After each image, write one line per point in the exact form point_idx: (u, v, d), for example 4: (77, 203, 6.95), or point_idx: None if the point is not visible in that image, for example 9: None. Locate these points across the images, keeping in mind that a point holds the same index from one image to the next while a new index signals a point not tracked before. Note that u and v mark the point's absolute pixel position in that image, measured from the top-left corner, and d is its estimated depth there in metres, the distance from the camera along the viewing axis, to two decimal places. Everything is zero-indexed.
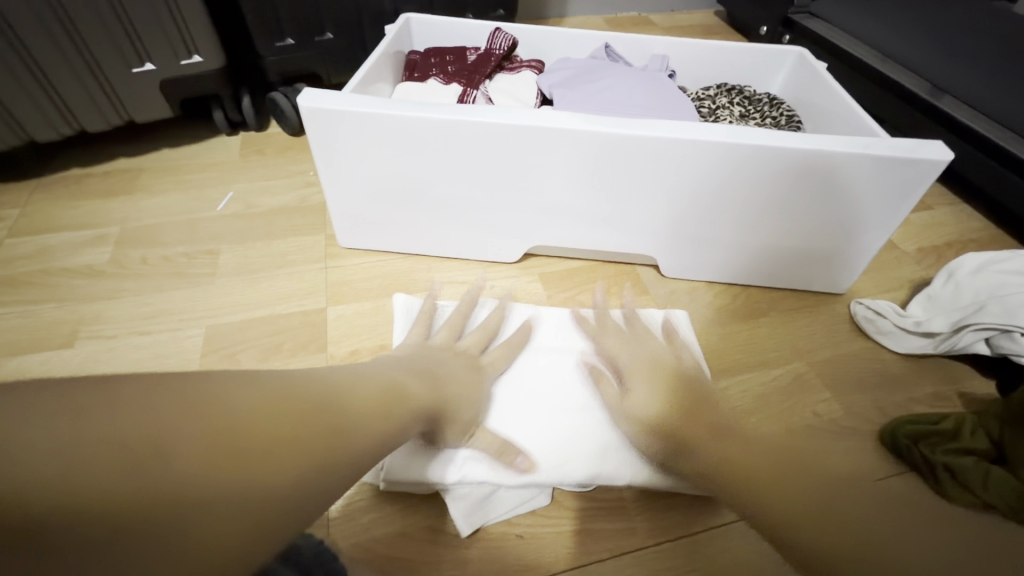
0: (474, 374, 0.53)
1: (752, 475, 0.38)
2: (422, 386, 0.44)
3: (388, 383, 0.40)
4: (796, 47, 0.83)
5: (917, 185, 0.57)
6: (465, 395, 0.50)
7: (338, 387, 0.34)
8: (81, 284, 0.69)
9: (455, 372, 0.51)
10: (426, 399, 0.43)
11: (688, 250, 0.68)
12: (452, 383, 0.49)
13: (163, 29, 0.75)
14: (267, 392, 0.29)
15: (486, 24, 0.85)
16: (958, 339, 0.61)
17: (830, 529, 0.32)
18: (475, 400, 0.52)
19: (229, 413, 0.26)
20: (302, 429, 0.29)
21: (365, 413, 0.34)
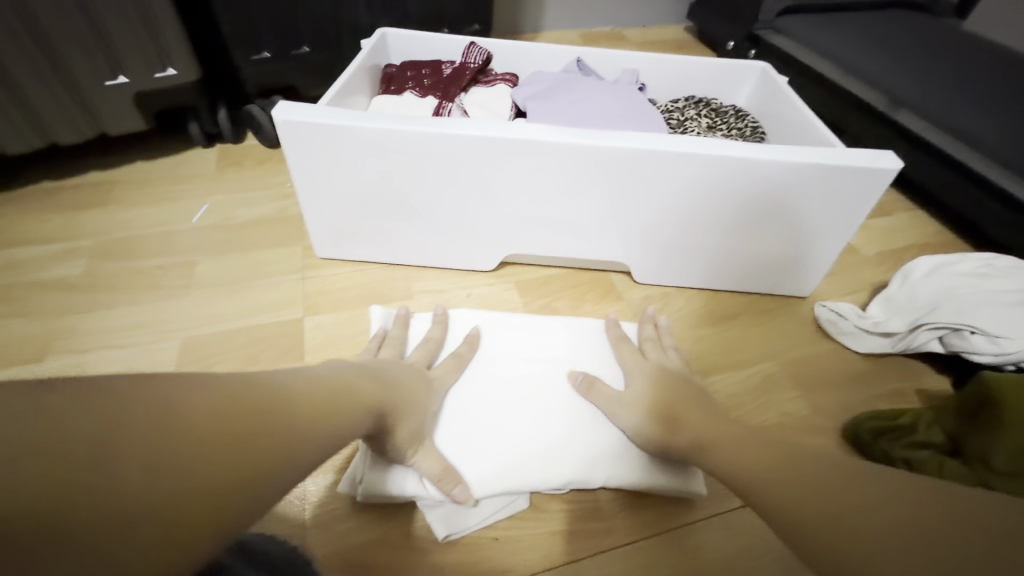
0: (425, 385, 0.53)
1: (751, 460, 0.40)
2: (375, 388, 0.44)
3: (342, 382, 0.40)
4: (759, 62, 0.87)
5: (872, 192, 0.59)
6: (420, 401, 0.50)
7: (289, 385, 0.35)
8: (52, 298, 0.68)
9: (406, 381, 0.50)
10: (381, 399, 0.43)
11: (660, 258, 0.70)
12: (406, 389, 0.49)
13: (135, 41, 0.75)
14: (210, 388, 0.29)
15: (461, 39, 0.87)
16: (914, 338, 0.64)
17: (833, 497, 0.33)
18: (425, 409, 0.51)
19: (165, 409, 0.26)
20: (246, 427, 0.29)
21: (314, 411, 0.34)
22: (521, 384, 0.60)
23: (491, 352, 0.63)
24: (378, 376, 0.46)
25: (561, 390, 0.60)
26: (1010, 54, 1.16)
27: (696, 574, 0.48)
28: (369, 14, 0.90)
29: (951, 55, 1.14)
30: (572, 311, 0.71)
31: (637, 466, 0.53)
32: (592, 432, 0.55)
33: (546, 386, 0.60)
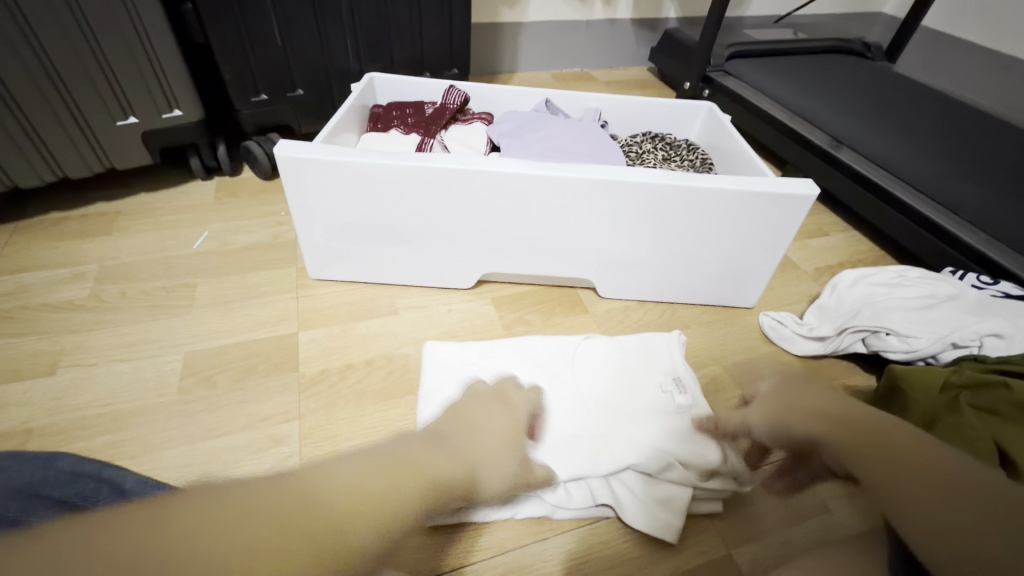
0: (513, 413, 0.56)
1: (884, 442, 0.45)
2: (441, 461, 0.43)
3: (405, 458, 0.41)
4: (706, 102, 0.98)
5: (797, 215, 0.69)
6: (484, 431, 0.51)
7: (341, 478, 0.36)
8: (61, 318, 0.73)
9: (485, 411, 0.54)
10: (444, 477, 0.42)
11: (622, 275, 0.79)
12: (480, 439, 0.49)
13: (147, 86, 0.84)
14: (324, 485, 0.35)
15: (441, 83, 0.97)
16: (841, 341, 0.73)
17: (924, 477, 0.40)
18: (500, 439, 0.51)
19: (297, 512, 0.32)
20: (277, 519, 0.31)
21: (356, 505, 0.35)
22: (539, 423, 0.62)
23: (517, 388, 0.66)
24: (460, 418, 0.52)
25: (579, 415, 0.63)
26: (930, 94, 1.32)
27: (650, 545, 0.55)
28: (358, 61, 1.00)
29: (880, 96, 1.29)
30: (543, 323, 0.79)
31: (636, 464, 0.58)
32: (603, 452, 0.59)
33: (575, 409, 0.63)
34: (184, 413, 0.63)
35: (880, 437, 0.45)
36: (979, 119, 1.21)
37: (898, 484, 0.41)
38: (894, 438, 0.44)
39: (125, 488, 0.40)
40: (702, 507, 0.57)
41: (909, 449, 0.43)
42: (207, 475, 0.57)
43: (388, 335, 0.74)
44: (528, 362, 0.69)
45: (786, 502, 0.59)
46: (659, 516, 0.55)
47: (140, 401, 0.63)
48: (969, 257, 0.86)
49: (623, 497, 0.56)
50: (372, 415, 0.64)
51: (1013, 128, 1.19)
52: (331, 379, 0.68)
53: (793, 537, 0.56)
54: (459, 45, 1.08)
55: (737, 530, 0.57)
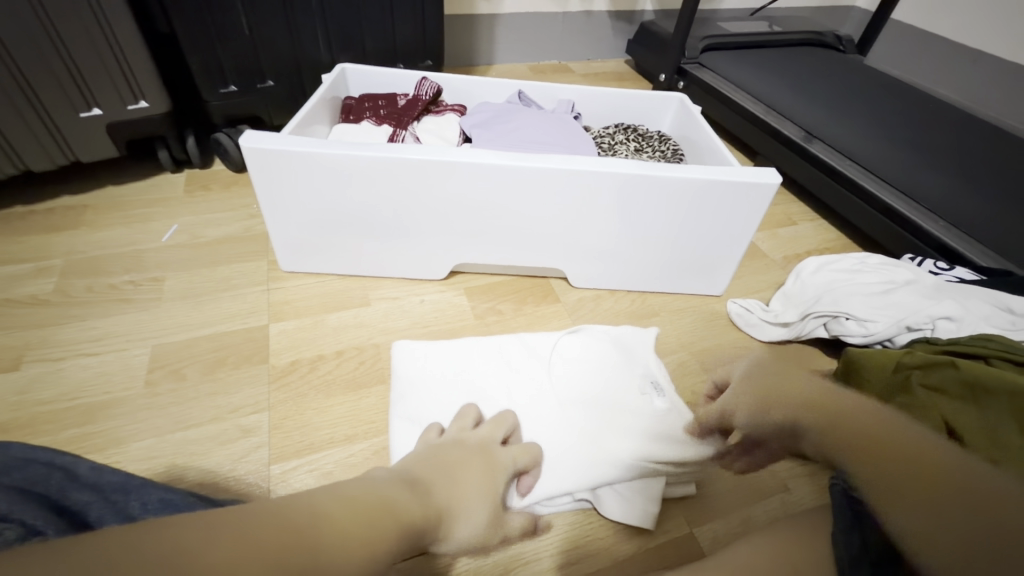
0: (493, 468, 0.51)
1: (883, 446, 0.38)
2: (414, 500, 0.40)
3: (375, 492, 0.38)
4: (677, 94, 0.99)
5: (761, 204, 0.71)
6: (461, 481, 0.47)
7: (322, 504, 0.32)
8: (25, 313, 0.71)
9: (465, 465, 0.49)
10: (414, 513, 0.38)
11: (592, 263, 0.80)
12: (453, 488, 0.46)
13: (110, 77, 0.82)
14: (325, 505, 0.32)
15: (414, 74, 0.97)
16: (805, 325, 0.75)
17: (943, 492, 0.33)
18: (472, 492, 0.48)
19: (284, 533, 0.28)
20: (259, 541, 0.27)
21: (338, 525, 0.31)
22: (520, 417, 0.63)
23: (501, 391, 0.66)
24: (436, 469, 0.47)
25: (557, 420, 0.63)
26: (897, 86, 1.35)
27: (615, 527, 0.56)
28: (329, 52, 1.00)
29: (849, 88, 1.31)
30: (515, 312, 0.80)
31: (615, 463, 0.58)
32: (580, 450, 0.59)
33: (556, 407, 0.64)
34: (150, 406, 0.62)
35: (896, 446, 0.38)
36: (943, 111, 1.24)
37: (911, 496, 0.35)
38: (911, 450, 0.37)
39: (82, 476, 0.40)
40: (674, 493, 0.59)
41: (924, 455, 0.36)
42: (176, 466, 0.57)
43: (360, 326, 0.75)
44: (498, 357, 0.70)
45: (747, 482, 0.61)
46: (634, 505, 0.56)
47: (106, 395, 0.63)
48: (929, 244, 0.89)
49: (601, 491, 0.57)
50: (343, 404, 0.64)
51: (974, 119, 1.22)
52: (302, 370, 0.68)
53: (753, 515, 0.58)
54: (432, 35, 1.08)
55: (700, 509, 0.58)
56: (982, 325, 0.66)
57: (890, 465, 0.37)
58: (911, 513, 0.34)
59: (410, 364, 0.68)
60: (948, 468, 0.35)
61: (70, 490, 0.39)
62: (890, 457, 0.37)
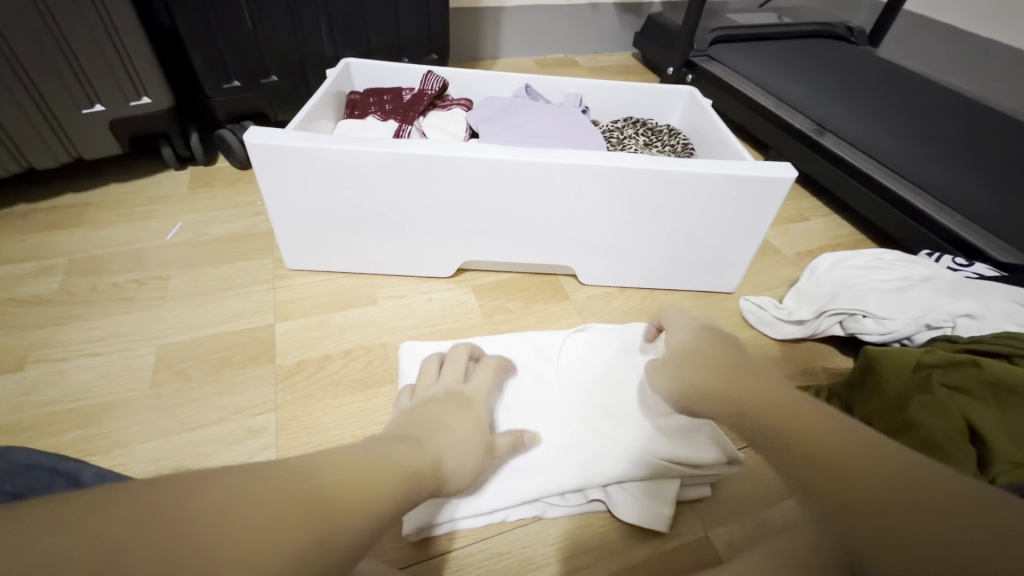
0: (475, 411, 0.51)
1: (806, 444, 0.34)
2: (415, 451, 0.39)
3: (379, 450, 0.37)
4: (687, 87, 0.97)
5: (775, 198, 0.69)
6: (451, 425, 0.47)
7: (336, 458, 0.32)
8: (29, 312, 0.71)
9: (446, 410, 0.49)
10: (418, 465, 0.38)
11: (601, 259, 0.79)
12: (450, 434, 0.45)
13: (112, 72, 0.81)
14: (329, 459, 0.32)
15: (419, 68, 0.95)
16: (820, 323, 0.73)
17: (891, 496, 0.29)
18: (477, 434, 0.48)
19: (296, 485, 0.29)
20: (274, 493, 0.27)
21: (354, 475, 0.32)
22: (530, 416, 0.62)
23: (511, 389, 0.64)
24: (423, 418, 0.46)
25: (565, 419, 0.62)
26: (911, 78, 1.32)
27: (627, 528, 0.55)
28: (333, 46, 0.98)
29: (861, 80, 1.29)
30: (523, 310, 0.79)
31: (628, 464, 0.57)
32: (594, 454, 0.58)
33: (567, 408, 0.63)
34: (156, 407, 0.62)
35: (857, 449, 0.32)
36: (958, 103, 1.22)
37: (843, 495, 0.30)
38: (859, 447, 0.32)
39: (84, 482, 0.39)
40: (688, 494, 0.58)
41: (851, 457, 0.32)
42: (181, 468, 0.56)
43: (367, 325, 0.74)
44: (507, 357, 0.68)
45: (760, 484, 0.60)
46: (649, 508, 0.55)
47: (111, 396, 0.62)
48: (946, 240, 0.87)
49: (614, 491, 0.56)
50: (351, 405, 0.63)
51: (990, 111, 1.20)
52: (308, 370, 0.67)
53: (769, 517, 0.57)
54: (437, 28, 1.06)
55: (713, 512, 0.57)
56: (1004, 323, 0.65)
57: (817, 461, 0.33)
58: (875, 491, 0.29)
59: (418, 363, 0.66)
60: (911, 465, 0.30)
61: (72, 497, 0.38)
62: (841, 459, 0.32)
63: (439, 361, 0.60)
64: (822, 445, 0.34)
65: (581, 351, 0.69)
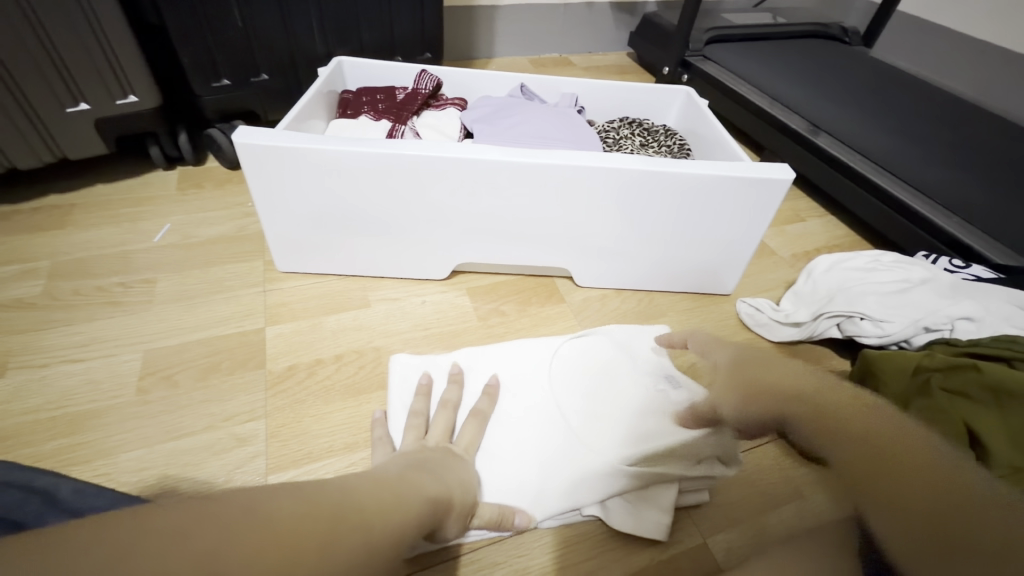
0: (464, 465, 0.53)
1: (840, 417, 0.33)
2: (432, 480, 0.44)
3: (399, 478, 0.40)
4: (683, 87, 0.97)
5: (772, 200, 0.68)
6: (444, 471, 0.48)
7: (356, 481, 0.35)
8: (10, 317, 0.69)
9: (443, 462, 0.50)
10: (434, 492, 0.42)
11: (597, 261, 0.78)
12: (449, 479, 0.47)
13: (96, 70, 0.79)
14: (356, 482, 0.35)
15: (412, 67, 0.94)
16: (817, 326, 0.72)
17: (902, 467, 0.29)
18: (471, 485, 0.51)
19: (335, 493, 0.31)
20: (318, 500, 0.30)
21: (384, 501, 0.34)
22: (524, 428, 0.61)
23: (506, 399, 0.63)
24: (420, 464, 0.47)
25: (557, 429, 0.61)
26: (906, 79, 1.32)
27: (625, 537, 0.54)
28: (325, 44, 0.96)
29: (856, 81, 1.29)
30: (518, 313, 0.78)
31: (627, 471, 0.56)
32: (586, 462, 0.57)
33: (562, 417, 0.61)
34: (142, 414, 0.60)
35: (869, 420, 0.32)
36: (953, 104, 1.22)
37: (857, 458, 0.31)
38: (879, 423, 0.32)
39: (61, 499, 0.38)
40: (687, 501, 0.57)
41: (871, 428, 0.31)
42: (168, 478, 0.55)
43: (359, 328, 0.72)
44: (502, 364, 0.67)
45: (758, 490, 0.59)
46: (648, 516, 0.54)
47: (96, 403, 0.60)
48: (943, 242, 0.86)
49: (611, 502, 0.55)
50: (343, 411, 0.62)
51: (986, 112, 1.20)
52: (299, 375, 0.65)
53: (768, 523, 0.56)
54: (431, 27, 1.05)
55: (713, 519, 0.56)
56: (1003, 326, 0.64)
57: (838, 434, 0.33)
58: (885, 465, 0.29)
59: (411, 369, 0.65)
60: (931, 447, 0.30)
61: (51, 513, 0.37)
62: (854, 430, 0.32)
63: (426, 406, 0.60)
64: (864, 435, 0.31)
65: (576, 359, 0.68)
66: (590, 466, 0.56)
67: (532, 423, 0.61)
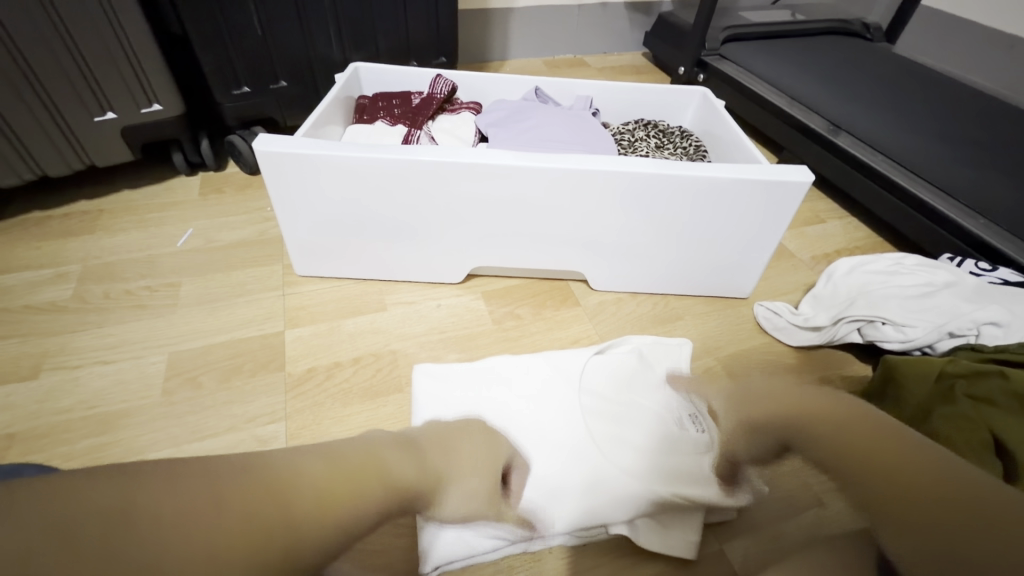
0: (492, 448, 0.52)
1: (868, 449, 0.39)
2: (409, 467, 0.42)
3: (371, 458, 0.39)
4: (700, 88, 0.96)
5: (790, 203, 0.67)
6: (465, 450, 0.49)
7: (332, 456, 0.36)
8: (43, 320, 0.71)
9: (468, 441, 0.51)
10: (409, 480, 0.41)
11: (613, 265, 0.77)
12: (460, 463, 0.48)
13: (122, 79, 0.81)
14: (333, 452, 0.37)
15: (427, 72, 0.95)
16: (837, 330, 0.71)
17: (922, 481, 0.35)
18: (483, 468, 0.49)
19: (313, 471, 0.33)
20: (290, 481, 0.31)
21: (362, 473, 0.36)
22: (544, 446, 0.60)
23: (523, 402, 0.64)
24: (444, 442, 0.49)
25: (575, 438, 0.61)
26: (929, 76, 1.29)
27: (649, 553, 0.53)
28: (341, 50, 0.98)
29: (878, 78, 1.26)
30: (534, 317, 0.78)
31: (650, 484, 0.55)
32: (604, 471, 0.57)
33: (582, 429, 0.62)
34: (167, 415, 0.62)
35: (888, 447, 0.39)
36: (979, 101, 1.18)
37: (880, 483, 0.37)
38: (889, 450, 0.38)
39: None
40: (712, 518, 0.56)
41: (900, 455, 0.38)
42: None
43: (376, 331, 0.73)
44: (517, 370, 0.68)
45: (779, 497, 0.58)
46: (675, 535, 0.54)
47: (124, 403, 0.62)
48: (970, 244, 0.84)
49: (637, 521, 0.54)
50: (361, 413, 0.63)
51: (1015, 109, 1.16)
52: (319, 378, 0.67)
53: (787, 530, 0.56)
54: (445, 31, 1.05)
55: (737, 531, 0.56)
56: None
57: (863, 461, 0.39)
58: (913, 486, 0.35)
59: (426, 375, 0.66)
60: (932, 460, 0.36)
61: None
62: (880, 467, 0.37)
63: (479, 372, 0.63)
64: (897, 463, 0.37)
65: (596, 371, 0.68)
66: (611, 476, 0.56)
67: (554, 433, 0.61)
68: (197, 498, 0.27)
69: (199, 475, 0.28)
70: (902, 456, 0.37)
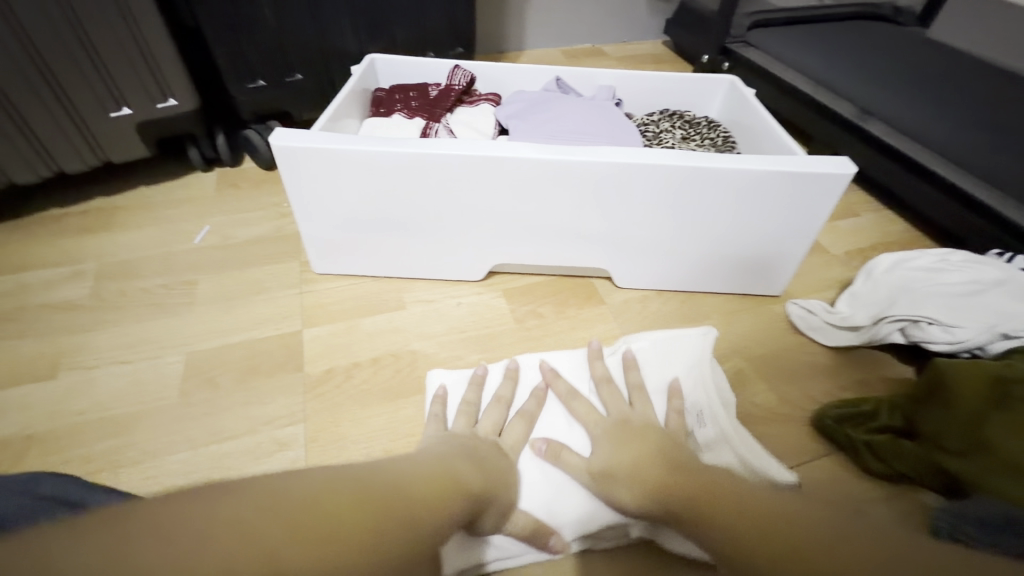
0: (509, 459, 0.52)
1: (767, 518, 0.35)
2: (474, 473, 0.44)
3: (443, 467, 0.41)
4: (728, 76, 0.92)
5: (830, 196, 0.64)
6: (503, 467, 0.50)
7: (397, 472, 0.36)
8: (61, 319, 0.71)
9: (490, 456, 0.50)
10: (475, 485, 0.42)
11: (639, 261, 0.75)
12: (505, 481, 0.50)
13: (137, 74, 0.80)
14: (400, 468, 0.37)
15: (445, 63, 0.92)
16: (878, 330, 0.67)
17: (842, 543, 0.31)
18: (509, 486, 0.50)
19: (385, 487, 0.33)
20: (349, 503, 0.29)
21: (435, 488, 0.37)
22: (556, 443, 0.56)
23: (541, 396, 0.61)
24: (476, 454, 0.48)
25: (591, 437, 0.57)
26: (969, 61, 1.23)
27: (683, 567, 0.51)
28: (357, 42, 0.95)
29: (914, 64, 1.20)
30: (557, 316, 0.75)
31: None
32: None
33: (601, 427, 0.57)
34: (184, 417, 0.61)
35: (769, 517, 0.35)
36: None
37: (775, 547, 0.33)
38: (771, 515, 0.35)
39: None
40: None
41: (787, 521, 0.34)
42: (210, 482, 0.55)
43: (395, 331, 0.71)
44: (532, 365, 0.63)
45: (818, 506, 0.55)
46: None
47: (141, 404, 0.61)
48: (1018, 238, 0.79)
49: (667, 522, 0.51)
50: (381, 416, 0.61)
51: None
52: (337, 379, 0.65)
53: None
54: (463, 21, 1.02)
55: None
56: None
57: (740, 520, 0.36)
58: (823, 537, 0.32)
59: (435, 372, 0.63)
60: (851, 525, 0.32)
61: None
62: (766, 528, 0.34)
63: (477, 396, 0.59)
64: (785, 526, 0.34)
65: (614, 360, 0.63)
66: None
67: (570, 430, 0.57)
68: (235, 529, 0.24)
69: (230, 502, 0.26)
70: (798, 520, 0.34)
